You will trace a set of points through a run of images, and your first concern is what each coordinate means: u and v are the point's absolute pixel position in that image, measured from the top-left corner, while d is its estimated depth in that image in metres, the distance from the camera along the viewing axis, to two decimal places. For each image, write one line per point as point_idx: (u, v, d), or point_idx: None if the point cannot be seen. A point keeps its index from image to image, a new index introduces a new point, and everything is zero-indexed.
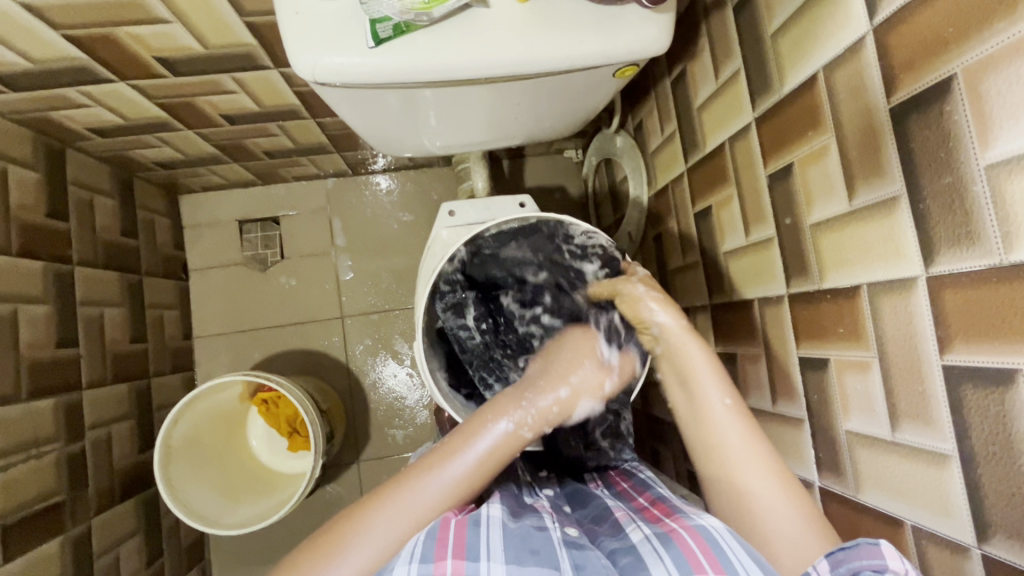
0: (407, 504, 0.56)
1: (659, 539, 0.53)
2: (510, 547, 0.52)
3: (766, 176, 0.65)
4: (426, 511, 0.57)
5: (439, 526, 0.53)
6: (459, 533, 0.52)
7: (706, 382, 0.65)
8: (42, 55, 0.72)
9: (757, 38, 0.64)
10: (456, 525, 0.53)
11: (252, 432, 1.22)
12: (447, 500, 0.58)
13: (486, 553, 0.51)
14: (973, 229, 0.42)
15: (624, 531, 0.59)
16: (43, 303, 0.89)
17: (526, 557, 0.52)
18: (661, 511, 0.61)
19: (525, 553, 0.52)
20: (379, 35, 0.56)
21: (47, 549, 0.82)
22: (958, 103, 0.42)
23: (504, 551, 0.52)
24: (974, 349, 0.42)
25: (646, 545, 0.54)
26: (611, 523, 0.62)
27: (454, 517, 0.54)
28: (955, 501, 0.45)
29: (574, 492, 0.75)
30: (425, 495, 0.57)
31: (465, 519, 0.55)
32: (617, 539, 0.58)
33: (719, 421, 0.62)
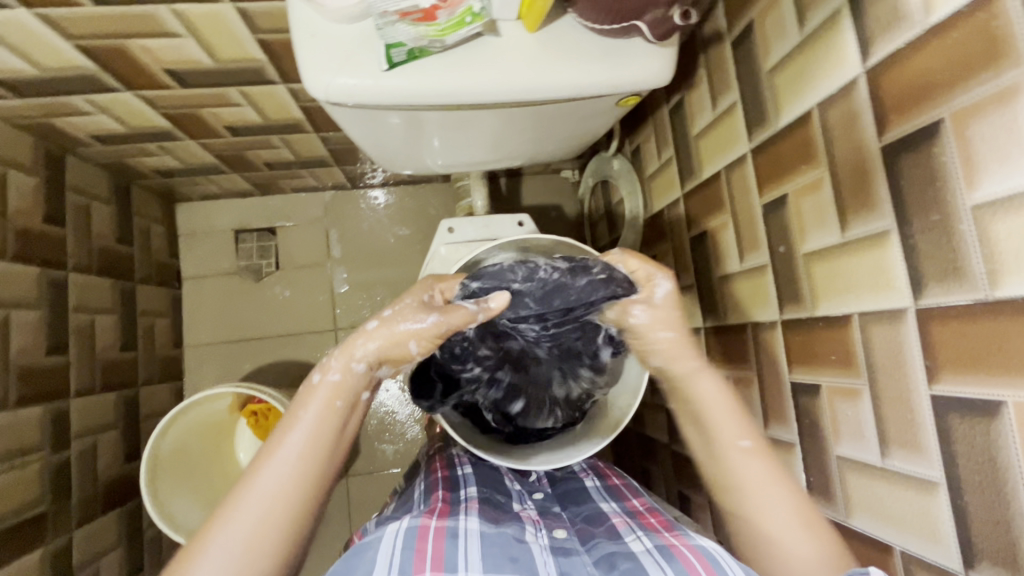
0: (250, 502, 0.52)
1: (661, 553, 0.53)
2: (489, 556, 0.52)
3: (761, 204, 0.67)
4: (271, 506, 0.53)
5: (418, 537, 0.53)
6: (436, 544, 0.52)
7: (726, 421, 0.62)
8: (51, 64, 0.73)
9: (754, 72, 0.67)
10: (435, 536, 0.53)
11: (241, 445, 1.20)
12: (299, 464, 0.55)
13: (464, 563, 0.50)
14: (959, 266, 0.44)
15: (624, 540, 0.58)
16: (35, 309, 0.88)
17: (505, 565, 0.52)
18: (659, 522, 0.62)
19: (504, 561, 0.52)
20: (393, 60, 0.57)
21: (27, 562, 0.80)
22: (946, 145, 0.44)
23: (482, 560, 0.51)
24: (960, 380, 0.44)
25: (647, 557, 0.53)
26: (608, 527, 0.63)
27: (433, 527, 0.54)
28: (943, 528, 0.47)
29: (565, 492, 0.75)
30: (263, 491, 0.53)
31: (444, 528, 0.55)
32: (615, 543, 0.58)
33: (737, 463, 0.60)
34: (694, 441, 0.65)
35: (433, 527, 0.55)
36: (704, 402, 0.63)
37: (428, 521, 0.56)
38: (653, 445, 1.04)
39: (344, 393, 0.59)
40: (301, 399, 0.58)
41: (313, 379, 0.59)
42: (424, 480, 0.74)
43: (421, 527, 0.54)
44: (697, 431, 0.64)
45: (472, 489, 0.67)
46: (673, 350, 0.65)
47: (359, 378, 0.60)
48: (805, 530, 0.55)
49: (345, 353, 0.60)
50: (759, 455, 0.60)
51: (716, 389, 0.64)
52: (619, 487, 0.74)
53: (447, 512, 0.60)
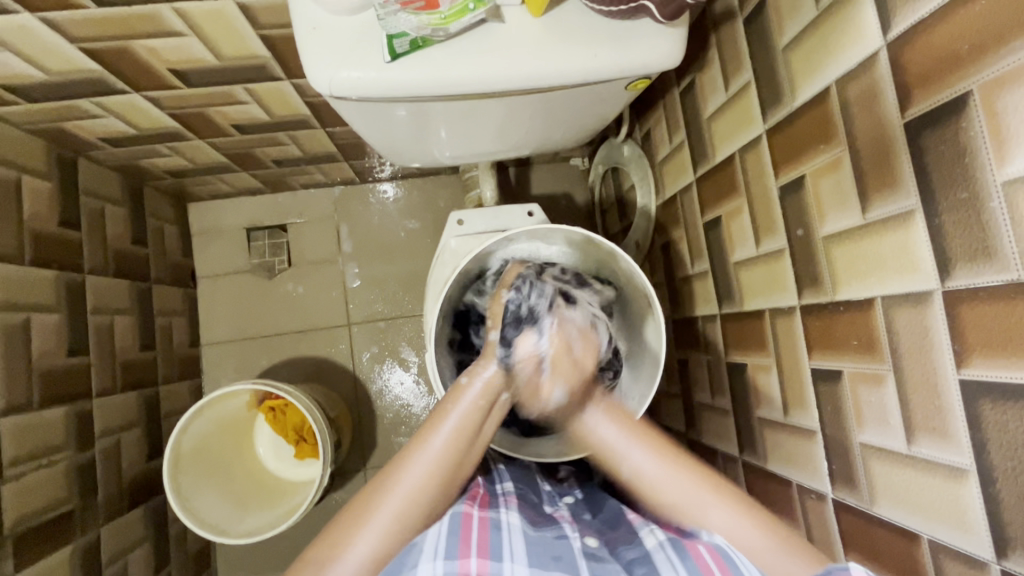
0: (397, 497, 0.55)
1: (676, 549, 0.56)
2: (533, 551, 0.55)
3: (777, 187, 0.65)
4: (420, 493, 0.56)
5: (463, 525, 0.56)
6: (481, 534, 0.56)
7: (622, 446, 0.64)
8: (58, 67, 0.73)
9: (768, 50, 0.64)
10: (479, 526, 0.57)
11: (258, 440, 1.22)
12: (440, 472, 0.57)
13: (509, 554, 0.55)
14: (989, 245, 0.42)
15: (639, 538, 0.61)
16: (55, 312, 0.89)
17: (549, 563, 0.54)
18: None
19: (547, 559, 0.55)
20: (395, 50, 0.56)
21: (57, 558, 0.83)
22: (974, 119, 0.42)
23: (527, 554, 0.55)
24: (991, 363, 0.42)
25: (660, 554, 0.57)
26: (628, 527, 0.64)
27: (477, 516, 0.58)
28: (973, 516, 0.45)
29: (588, 493, 0.75)
30: (414, 477, 0.56)
31: (487, 519, 0.58)
32: (632, 543, 0.61)
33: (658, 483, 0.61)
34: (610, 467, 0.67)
35: (476, 517, 0.58)
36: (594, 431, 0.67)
37: (471, 509, 0.59)
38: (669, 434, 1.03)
39: (489, 395, 0.63)
40: (450, 396, 0.63)
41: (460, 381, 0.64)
42: None
43: (465, 515, 0.58)
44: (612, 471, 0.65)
45: (508, 484, 0.69)
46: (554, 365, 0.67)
47: (498, 383, 0.64)
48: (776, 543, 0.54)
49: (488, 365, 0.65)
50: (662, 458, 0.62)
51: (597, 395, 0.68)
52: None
53: (488, 501, 0.62)
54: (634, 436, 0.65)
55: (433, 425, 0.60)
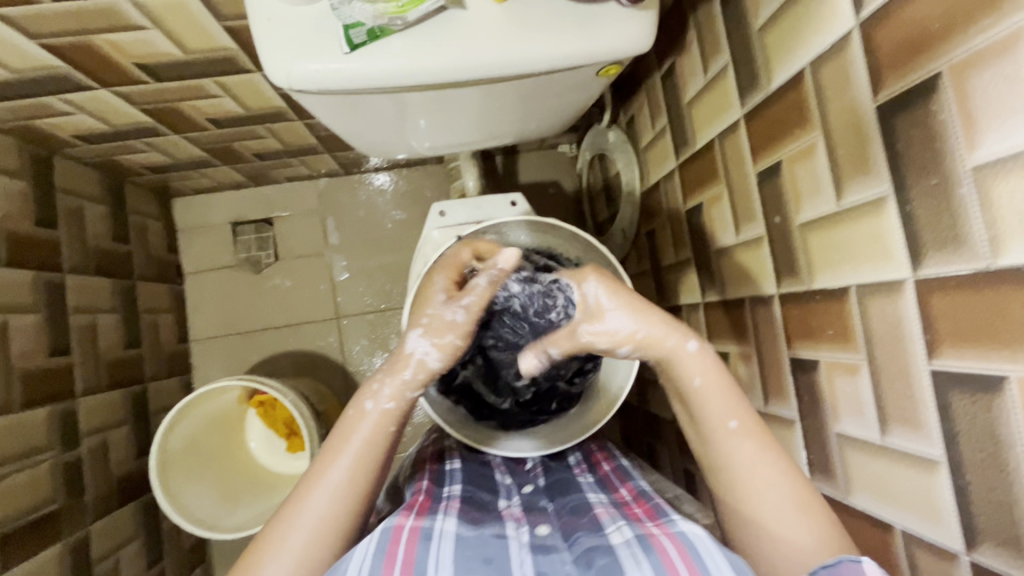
0: (299, 530, 0.55)
1: (640, 546, 0.52)
2: (463, 559, 0.52)
3: (755, 173, 0.64)
4: (324, 525, 0.56)
5: (390, 541, 0.52)
6: (408, 548, 0.52)
7: (710, 398, 0.58)
8: (20, 65, 0.71)
9: (744, 32, 0.62)
10: (406, 540, 0.53)
11: (251, 433, 1.23)
12: (343, 499, 0.57)
13: (433, 568, 0.50)
14: (960, 232, 0.40)
15: (606, 531, 0.58)
16: (34, 313, 0.89)
17: (477, 567, 0.51)
18: (644, 511, 0.61)
19: (477, 563, 0.52)
20: (353, 41, 0.54)
21: (45, 557, 0.83)
22: (945, 102, 0.40)
23: (453, 560, 0.51)
24: (960, 354, 0.41)
25: (625, 550, 0.52)
26: (592, 518, 0.61)
27: (407, 528, 0.54)
28: (944, 508, 0.45)
29: (555, 482, 0.73)
30: (316, 511, 0.56)
31: (419, 529, 0.54)
32: (595, 536, 0.57)
33: (727, 443, 0.57)
34: (678, 401, 0.61)
35: (407, 529, 0.54)
36: (688, 388, 0.59)
37: (404, 521, 0.55)
38: (658, 422, 1.02)
39: (391, 420, 0.61)
40: (343, 428, 0.61)
41: (363, 404, 0.62)
42: (411, 479, 0.71)
43: (394, 529, 0.54)
44: (685, 414, 0.60)
45: (456, 488, 0.66)
46: (646, 339, 0.59)
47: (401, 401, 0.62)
48: (799, 514, 0.52)
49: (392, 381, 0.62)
50: (750, 436, 0.56)
51: (700, 364, 0.59)
52: (610, 475, 0.73)
53: (426, 509, 0.59)
54: (735, 402, 0.58)
55: (331, 456, 0.59)
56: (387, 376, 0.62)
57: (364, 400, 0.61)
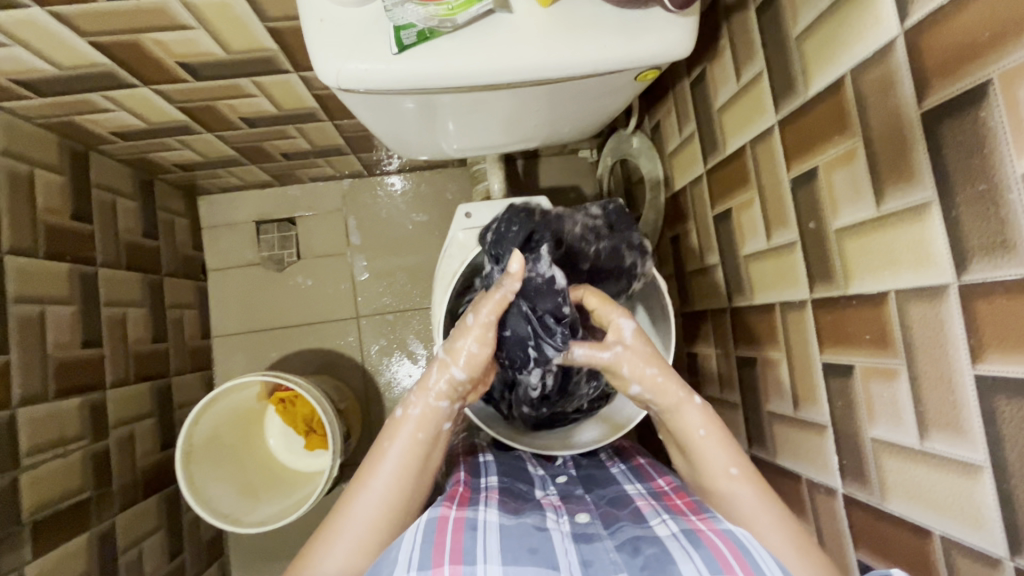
0: (351, 527, 0.59)
1: (687, 538, 0.54)
2: (509, 548, 0.53)
3: (789, 178, 0.64)
4: (369, 531, 0.60)
5: (437, 531, 0.54)
6: (455, 537, 0.54)
7: (713, 448, 0.64)
8: (69, 62, 0.73)
9: (781, 39, 0.63)
10: (453, 529, 0.55)
11: (270, 431, 1.23)
12: (391, 498, 0.61)
13: (482, 556, 0.52)
14: (1008, 238, 0.41)
15: (648, 524, 0.59)
16: (69, 304, 0.91)
17: (524, 557, 0.52)
18: (686, 504, 0.62)
19: (523, 553, 0.53)
20: (403, 42, 0.56)
21: (74, 545, 0.84)
22: (994, 109, 0.41)
23: (501, 551, 0.53)
24: (1006, 359, 0.42)
25: (673, 541, 0.54)
26: (633, 511, 0.63)
27: (452, 518, 0.56)
28: (987, 513, 0.45)
29: (588, 474, 0.76)
30: (362, 517, 0.60)
31: (463, 519, 0.56)
32: (640, 527, 0.59)
33: (728, 491, 0.62)
34: (680, 452, 0.67)
35: (453, 518, 0.56)
36: (688, 439, 0.65)
37: (448, 511, 0.57)
38: None
39: (426, 427, 0.64)
40: (388, 431, 0.65)
41: (396, 413, 0.65)
42: (447, 471, 0.74)
43: (440, 518, 0.56)
44: (687, 458, 0.66)
45: (493, 480, 0.68)
46: (661, 384, 0.65)
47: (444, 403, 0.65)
48: (801, 557, 0.55)
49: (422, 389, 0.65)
50: (748, 482, 0.62)
51: (703, 417, 0.65)
52: (645, 466, 0.75)
53: (467, 500, 0.62)
54: (733, 453, 0.63)
55: (377, 458, 0.63)
56: (418, 392, 0.65)
57: (398, 408, 0.65)
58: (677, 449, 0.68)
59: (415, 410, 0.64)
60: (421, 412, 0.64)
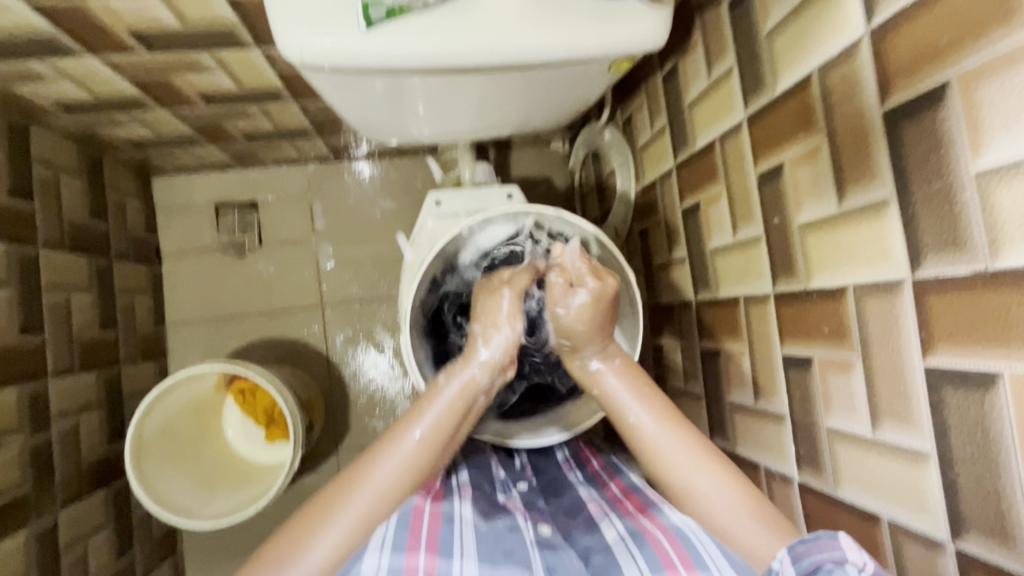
0: (367, 489, 0.57)
1: (635, 540, 0.56)
2: (485, 547, 0.54)
3: (756, 174, 0.65)
4: (389, 491, 0.58)
5: (413, 517, 0.55)
6: (431, 528, 0.55)
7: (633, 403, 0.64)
8: (4, 25, 0.68)
9: (751, 37, 0.64)
10: (430, 518, 0.56)
11: (227, 422, 1.19)
12: (414, 467, 0.59)
13: (458, 549, 0.53)
14: (960, 236, 0.42)
15: (597, 529, 0.62)
16: (6, 287, 0.85)
17: (500, 558, 0.53)
18: (635, 505, 0.64)
19: (498, 554, 0.54)
20: (372, 19, 0.54)
21: (11, 543, 0.79)
22: (951, 111, 0.42)
23: (477, 549, 0.54)
24: (954, 352, 0.44)
25: (620, 544, 0.56)
26: (585, 518, 0.65)
27: (428, 510, 0.57)
28: (931, 499, 0.47)
29: (547, 482, 0.76)
30: (387, 472, 0.58)
31: (439, 513, 0.57)
32: (591, 534, 0.61)
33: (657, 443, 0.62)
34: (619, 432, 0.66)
35: (428, 511, 0.57)
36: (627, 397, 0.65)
37: (423, 503, 0.58)
38: None
39: (465, 396, 0.64)
40: (427, 396, 0.63)
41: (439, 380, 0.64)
42: None
43: (416, 511, 0.56)
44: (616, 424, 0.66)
45: (463, 477, 0.69)
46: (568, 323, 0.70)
47: (466, 401, 0.63)
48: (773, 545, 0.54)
49: (437, 408, 0.62)
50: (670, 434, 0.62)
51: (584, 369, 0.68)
52: (600, 472, 0.76)
53: (441, 494, 0.62)
54: (659, 409, 0.63)
55: (411, 420, 0.62)
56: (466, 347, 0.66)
57: (412, 427, 0.61)
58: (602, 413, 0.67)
59: (459, 383, 0.64)
60: (459, 391, 0.63)
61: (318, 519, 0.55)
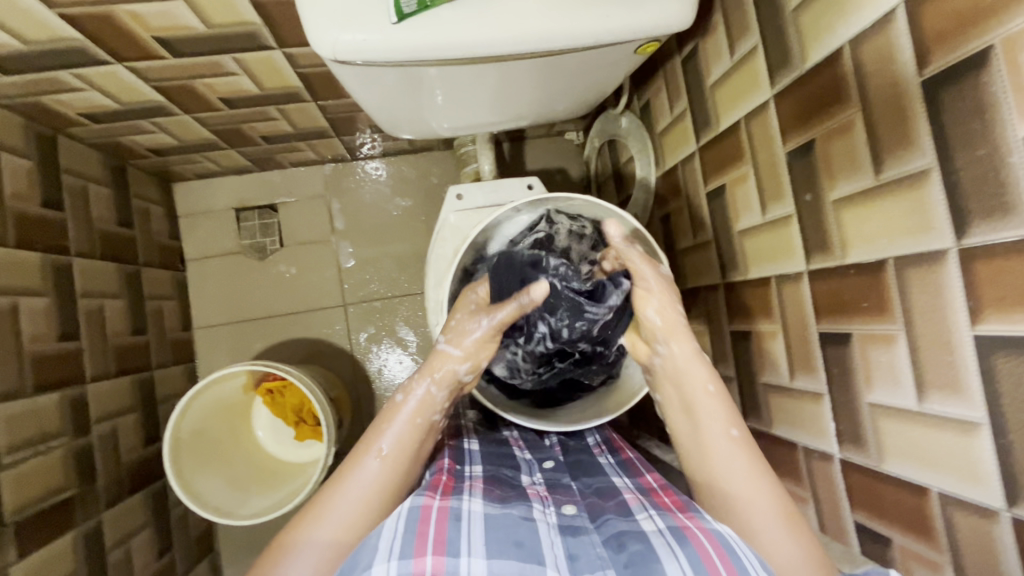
0: (338, 505, 0.61)
1: (675, 537, 0.54)
2: (494, 540, 0.54)
3: (785, 152, 0.65)
4: (359, 506, 0.61)
5: (420, 520, 0.55)
6: (438, 526, 0.54)
7: (711, 414, 0.65)
8: (36, 36, 0.69)
9: (777, 13, 0.64)
10: (437, 518, 0.55)
11: (258, 423, 1.20)
12: (381, 482, 0.63)
13: (466, 548, 0.52)
14: (1009, 200, 0.42)
15: (635, 517, 0.60)
16: (43, 296, 0.86)
17: (510, 550, 0.53)
18: (673, 502, 0.62)
19: (508, 546, 0.53)
20: (402, 11, 0.55)
21: (60, 544, 0.81)
22: (996, 74, 0.42)
23: (485, 545, 0.53)
24: (1006, 318, 0.43)
25: (658, 538, 0.55)
26: (619, 502, 0.64)
27: (435, 508, 0.57)
28: (985, 468, 0.47)
29: (576, 461, 0.77)
30: (357, 486, 0.62)
31: (448, 510, 0.57)
32: (626, 521, 0.60)
33: (721, 452, 0.63)
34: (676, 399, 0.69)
35: (436, 509, 0.57)
36: (698, 399, 0.67)
37: (432, 501, 0.58)
38: None
39: (423, 412, 0.68)
40: (386, 414, 0.68)
41: (394, 398, 0.69)
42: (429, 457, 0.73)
43: (423, 507, 0.57)
44: (687, 423, 0.67)
45: (478, 470, 0.70)
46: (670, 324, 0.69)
47: (422, 421, 0.67)
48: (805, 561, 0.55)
49: (397, 425, 0.66)
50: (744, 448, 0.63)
51: (710, 373, 0.67)
52: (633, 461, 0.76)
53: (450, 488, 0.62)
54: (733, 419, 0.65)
55: (373, 440, 0.66)
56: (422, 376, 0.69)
57: (375, 445, 0.65)
58: (677, 411, 0.69)
59: (417, 398, 0.68)
60: (422, 405, 0.68)
61: (297, 534, 0.59)
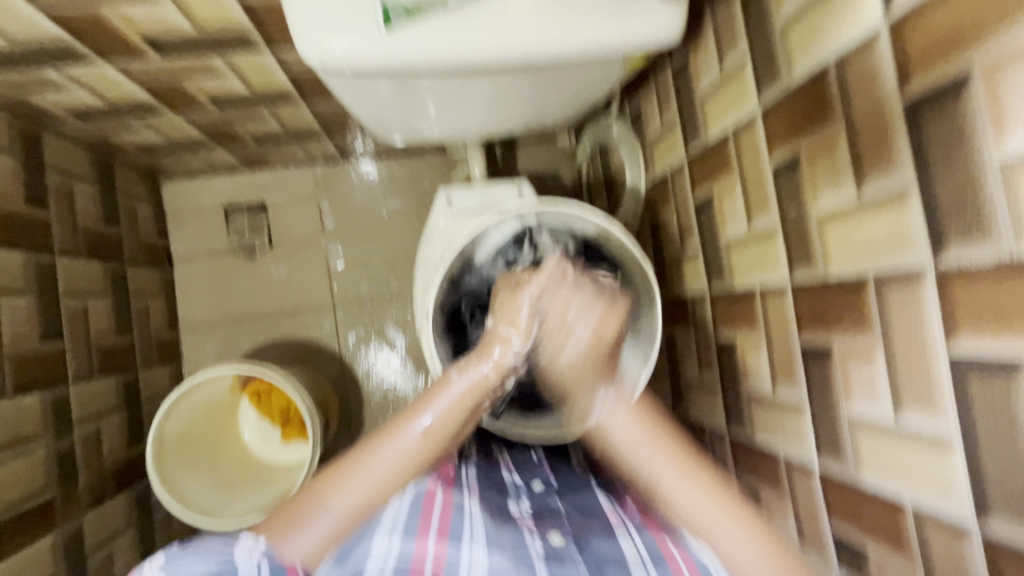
0: (369, 470, 0.59)
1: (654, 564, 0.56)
2: (491, 542, 0.57)
3: (772, 167, 0.65)
4: (389, 475, 0.59)
5: (422, 506, 0.59)
6: (439, 515, 0.59)
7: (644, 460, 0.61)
8: (21, 35, 0.68)
9: (765, 28, 0.64)
10: (440, 509, 0.60)
11: (243, 424, 1.19)
12: (415, 456, 0.60)
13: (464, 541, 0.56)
14: (984, 224, 0.43)
15: (615, 536, 0.62)
16: (25, 296, 0.86)
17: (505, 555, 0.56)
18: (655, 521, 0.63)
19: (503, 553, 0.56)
20: (390, 19, 0.57)
21: (39, 546, 0.81)
22: (975, 99, 0.42)
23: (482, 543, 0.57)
24: (980, 338, 0.44)
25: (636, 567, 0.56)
26: (604, 524, 0.65)
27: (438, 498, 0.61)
28: (956, 483, 0.47)
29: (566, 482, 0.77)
30: (394, 453, 0.60)
31: (450, 503, 0.61)
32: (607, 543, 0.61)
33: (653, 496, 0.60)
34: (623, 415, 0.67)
35: (439, 499, 0.61)
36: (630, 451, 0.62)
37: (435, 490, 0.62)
38: None
39: (474, 395, 0.65)
40: (437, 385, 0.65)
41: (449, 373, 0.66)
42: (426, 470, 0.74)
43: (427, 495, 0.61)
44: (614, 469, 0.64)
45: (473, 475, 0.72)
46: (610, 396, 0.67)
47: (472, 402, 0.65)
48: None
49: (445, 400, 0.63)
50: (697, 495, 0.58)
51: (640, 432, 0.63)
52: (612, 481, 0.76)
53: (454, 482, 0.66)
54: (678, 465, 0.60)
55: (419, 407, 0.63)
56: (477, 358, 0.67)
57: (420, 415, 0.62)
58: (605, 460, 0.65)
59: (465, 378, 0.65)
60: (468, 386, 0.65)
61: (320, 491, 0.57)
